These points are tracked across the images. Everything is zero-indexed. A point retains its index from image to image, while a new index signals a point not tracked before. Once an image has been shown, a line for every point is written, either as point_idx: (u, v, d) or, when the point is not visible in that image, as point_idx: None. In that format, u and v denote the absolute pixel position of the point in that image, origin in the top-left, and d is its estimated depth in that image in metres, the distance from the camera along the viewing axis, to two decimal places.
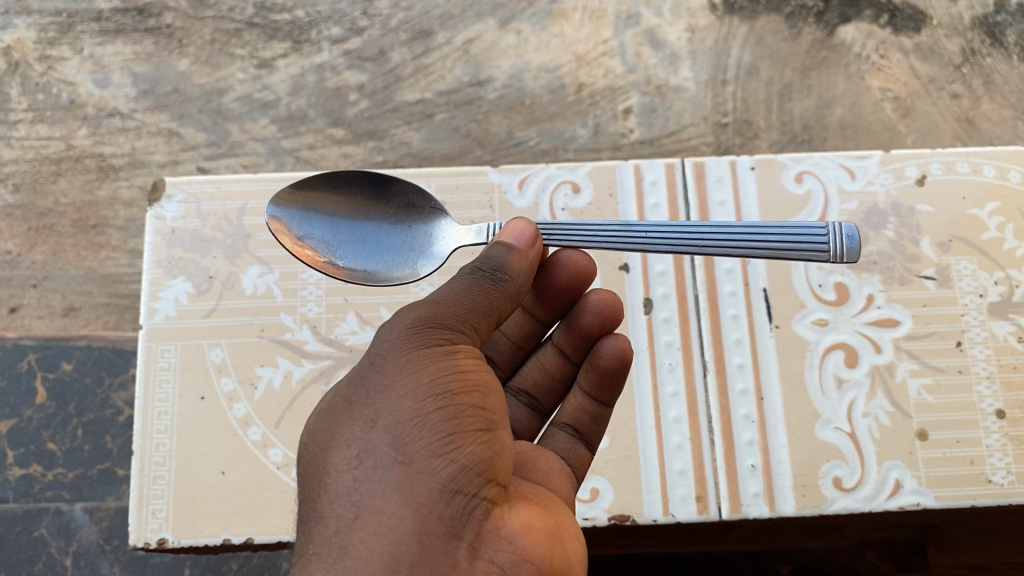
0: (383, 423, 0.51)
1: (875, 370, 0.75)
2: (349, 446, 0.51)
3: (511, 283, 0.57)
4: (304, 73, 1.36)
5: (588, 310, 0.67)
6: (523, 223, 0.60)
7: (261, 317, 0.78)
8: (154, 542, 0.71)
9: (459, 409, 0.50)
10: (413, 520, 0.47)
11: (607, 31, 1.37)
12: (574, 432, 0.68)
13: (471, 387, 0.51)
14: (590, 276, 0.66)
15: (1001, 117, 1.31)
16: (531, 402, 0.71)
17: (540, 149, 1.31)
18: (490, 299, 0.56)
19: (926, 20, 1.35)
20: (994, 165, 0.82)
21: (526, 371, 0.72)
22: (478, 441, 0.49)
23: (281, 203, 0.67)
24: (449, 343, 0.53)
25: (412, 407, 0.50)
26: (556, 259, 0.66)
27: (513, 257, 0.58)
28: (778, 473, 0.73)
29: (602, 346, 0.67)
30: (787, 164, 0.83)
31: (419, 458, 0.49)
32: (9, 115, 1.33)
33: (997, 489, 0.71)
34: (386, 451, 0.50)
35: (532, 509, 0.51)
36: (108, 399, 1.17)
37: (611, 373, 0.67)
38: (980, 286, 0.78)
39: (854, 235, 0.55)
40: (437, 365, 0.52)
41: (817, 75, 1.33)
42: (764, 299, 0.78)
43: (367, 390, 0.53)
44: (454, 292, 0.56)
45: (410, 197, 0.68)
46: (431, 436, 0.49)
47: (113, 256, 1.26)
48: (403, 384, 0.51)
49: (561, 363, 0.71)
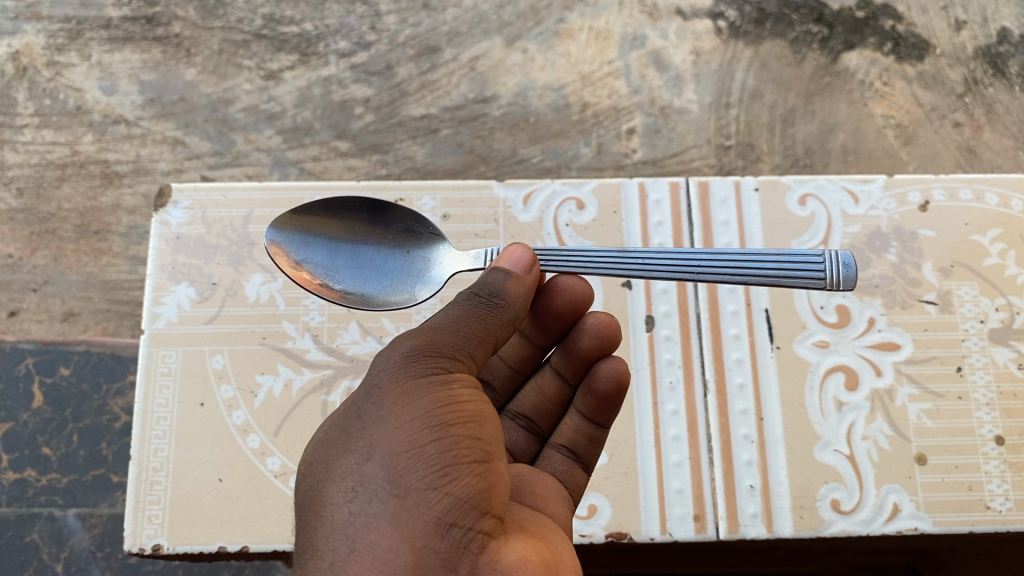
0: (380, 455, 0.50)
1: (875, 393, 0.75)
2: (345, 479, 0.51)
3: (508, 309, 0.57)
4: (310, 86, 1.37)
5: (585, 333, 0.67)
6: (520, 249, 0.60)
7: (262, 325, 0.78)
8: (149, 548, 0.71)
9: (455, 441, 0.50)
10: (409, 554, 0.47)
11: (612, 52, 1.38)
12: (571, 454, 0.69)
13: (467, 418, 0.51)
14: (588, 300, 0.66)
15: (1002, 147, 1.32)
16: (529, 425, 0.71)
17: (543, 166, 1.32)
18: (487, 324, 0.56)
19: (929, 49, 1.37)
20: (997, 193, 0.83)
21: (524, 394, 0.71)
22: (474, 473, 0.49)
23: (281, 227, 0.67)
24: (445, 372, 0.53)
25: (407, 439, 0.50)
26: (554, 284, 0.66)
27: (511, 283, 0.58)
28: (776, 495, 0.73)
29: (600, 369, 0.67)
30: (791, 186, 0.83)
31: (415, 491, 0.49)
32: (14, 120, 1.34)
33: (995, 515, 0.71)
34: (381, 484, 0.49)
35: (528, 541, 0.51)
36: (105, 405, 1.16)
37: (609, 396, 0.67)
38: (981, 312, 0.78)
39: (851, 262, 0.55)
40: (434, 395, 0.51)
41: (820, 101, 1.35)
42: (765, 319, 0.78)
43: (363, 421, 0.53)
44: (452, 319, 0.56)
45: (409, 222, 0.69)
46: (427, 468, 0.49)
47: (114, 262, 1.26)
48: (399, 415, 0.51)
49: (559, 387, 0.70)
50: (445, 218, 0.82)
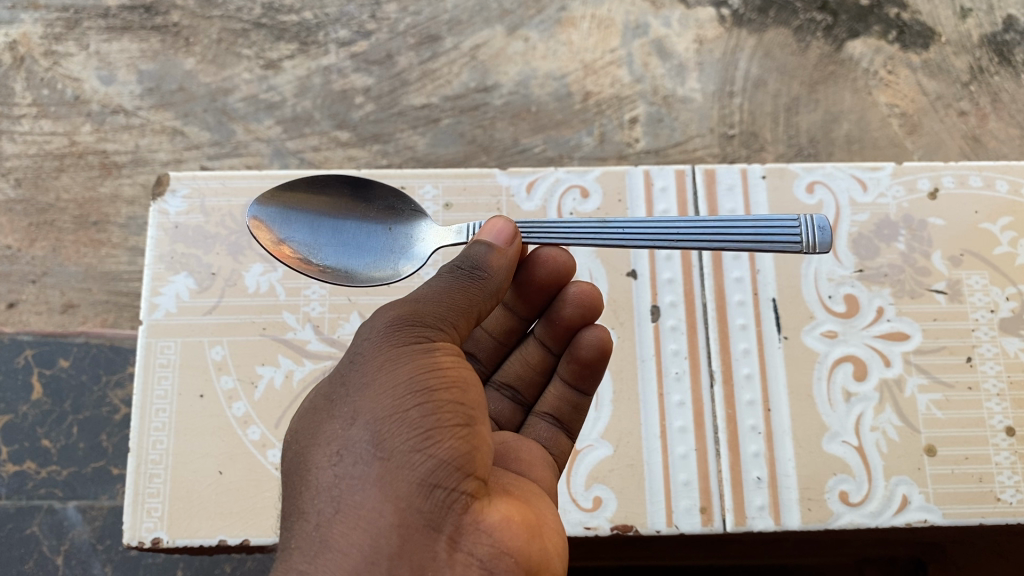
0: (363, 419, 0.49)
1: (884, 383, 0.74)
2: (329, 444, 0.50)
3: (490, 281, 0.56)
4: (310, 75, 1.35)
5: (567, 302, 0.66)
6: (501, 221, 0.59)
7: (263, 316, 0.77)
8: (148, 541, 0.70)
9: (438, 405, 0.49)
10: (393, 514, 0.46)
11: (615, 40, 1.37)
12: (555, 421, 0.68)
13: (450, 383, 0.50)
14: (570, 269, 0.65)
15: (1008, 136, 1.30)
16: (514, 395, 0.70)
17: (545, 156, 1.30)
18: (469, 296, 0.55)
19: (934, 37, 1.35)
20: (1007, 180, 0.82)
21: (509, 365, 0.70)
22: (457, 435, 0.48)
23: (262, 203, 0.65)
24: (430, 341, 0.52)
25: (391, 404, 0.49)
26: (536, 256, 0.64)
27: (493, 255, 0.56)
28: (784, 487, 0.72)
29: (583, 337, 0.66)
30: (799, 174, 0.82)
31: (399, 452, 0.48)
32: (12, 110, 1.32)
33: (1006, 507, 0.70)
34: (366, 448, 0.48)
35: (511, 503, 0.50)
36: (105, 397, 1.15)
37: (593, 363, 0.66)
38: (991, 302, 0.77)
39: (825, 225, 0.54)
40: (417, 361, 0.51)
41: (824, 89, 1.33)
42: (773, 308, 0.77)
43: (346, 388, 0.52)
44: (434, 291, 0.54)
45: (391, 200, 0.68)
46: (410, 432, 0.48)
47: (114, 253, 1.25)
48: (382, 380, 0.50)
49: (542, 355, 0.69)
50: (447, 207, 0.81)
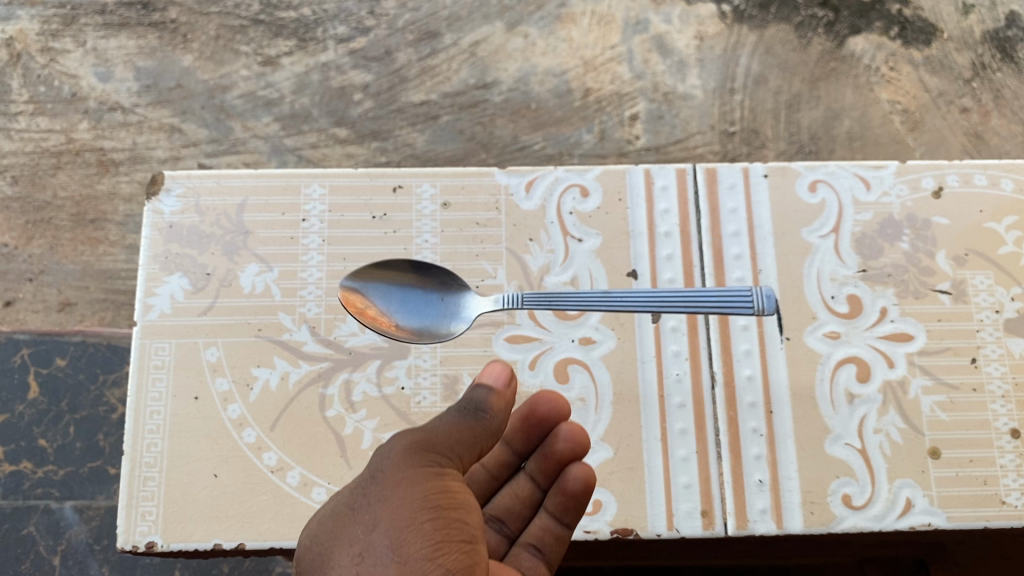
0: (382, 526, 0.52)
1: (887, 384, 0.73)
2: (347, 547, 0.53)
3: (492, 421, 0.58)
4: (308, 72, 1.34)
5: (559, 438, 0.68)
6: (500, 363, 0.60)
7: (259, 316, 0.76)
8: (142, 545, 0.69)
9: (448, 522, 0.53)
10: None
11: (615, 36, 1.35)
12: (537, 552, 0.69)
13: (458, 504, 0.54)
14: (565, 412, 0.68)
15: (1011, 133, 1.29)
16: (501, 526, 0.72)
17: (545, 153, 1.29)
18: (475, 432, 0.57)
19: (936, 33, 1.34)
20: (1012, 179, 0.81)
21: (498, 498, 0.72)
22: (463, 551, 0.52)
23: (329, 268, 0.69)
24: (442, 466, 0.55)
25: (405, 516, 0.53)
26: (536, 398, 0.68)
27: (493, 398, 0.59)
28: (786, 490, 0.71)
29: (569, 471, 0.68)
30: (801, 173, 0.81)
31: (414, 560, 0.51)
32: (9, 107, 1.31)
33: (1011, 510, 0.70)
34: (382, 552, 0.52)
35: None
36: (102, 397, 1.14)
37: (577, 497, 0.67)
38: (996, 302, 0.76)
39: (772, 295, 0.61)
40: (431, 482, 0.54)
41: (825, 86, 1.32)
42: (775, 309, 0.76)
43: (364, 496, 0.55)
44: (445, 420, 0.57)
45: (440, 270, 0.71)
46: (424, 543, 0.52)
47: (111, 251, 1.24)
48: (398, 494, 0.53)
49: (531, 490, 0.71)
50: (445, 206, 0.80)
